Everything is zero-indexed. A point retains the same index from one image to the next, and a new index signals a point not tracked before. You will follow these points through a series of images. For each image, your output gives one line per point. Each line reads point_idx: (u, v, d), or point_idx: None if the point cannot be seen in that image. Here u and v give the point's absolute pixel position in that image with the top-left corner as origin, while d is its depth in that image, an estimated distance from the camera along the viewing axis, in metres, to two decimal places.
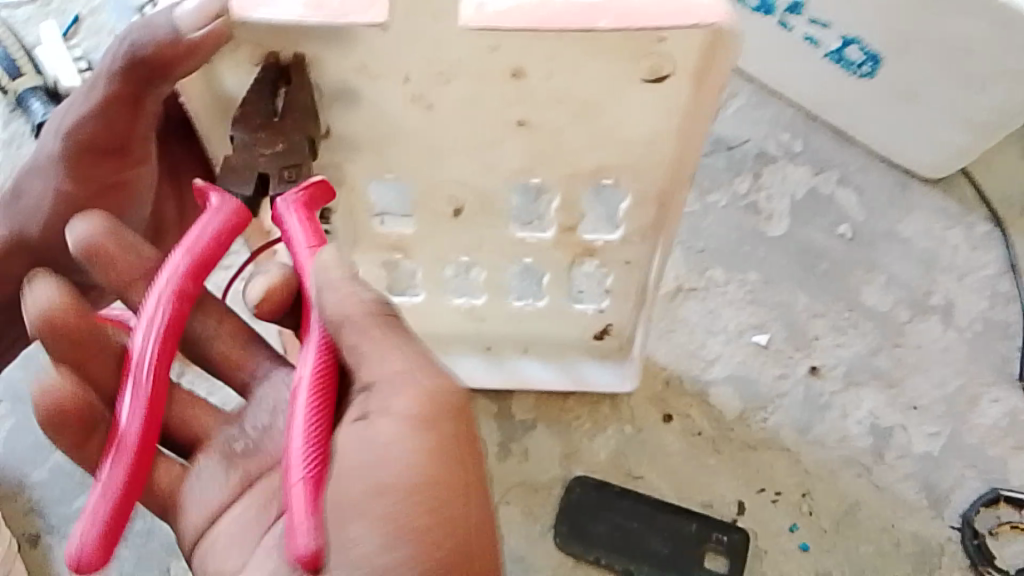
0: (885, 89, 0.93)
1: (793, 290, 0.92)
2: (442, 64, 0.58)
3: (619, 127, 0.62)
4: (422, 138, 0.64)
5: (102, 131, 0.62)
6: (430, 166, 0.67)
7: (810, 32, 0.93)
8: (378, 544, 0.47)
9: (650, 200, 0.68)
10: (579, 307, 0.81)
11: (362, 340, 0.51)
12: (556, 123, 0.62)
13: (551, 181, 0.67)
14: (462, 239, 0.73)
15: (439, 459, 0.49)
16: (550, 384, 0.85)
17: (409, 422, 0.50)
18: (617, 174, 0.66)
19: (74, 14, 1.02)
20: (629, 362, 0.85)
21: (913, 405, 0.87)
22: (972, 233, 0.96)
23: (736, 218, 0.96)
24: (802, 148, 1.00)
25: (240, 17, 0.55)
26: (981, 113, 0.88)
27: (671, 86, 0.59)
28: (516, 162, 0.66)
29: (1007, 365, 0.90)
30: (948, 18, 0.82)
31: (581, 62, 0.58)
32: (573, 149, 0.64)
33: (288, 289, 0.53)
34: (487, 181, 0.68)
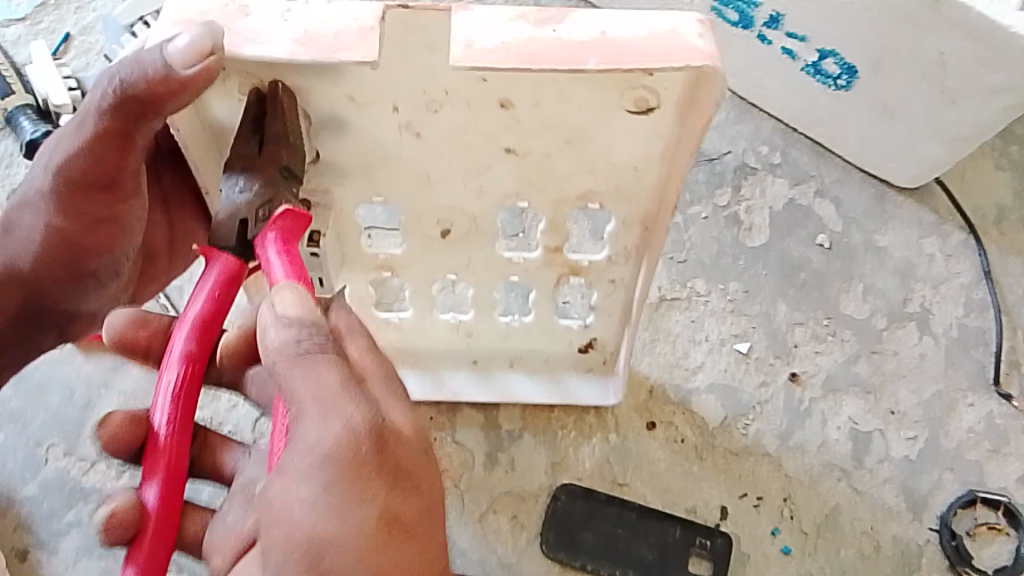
0: (862, 102, 0.95)
1: (773, 299, 0.95)
2: (433, 92, 0.61)
3: (606, 153, 0.64)
4: (412, 163, 0.67)
5: (93, 167, 0.63)
6: (419, 191, 0.69)
7: (788, 46, 0.95)
8: (345, 563, 0.46)
9: (635, 222, 0.69)
10: (565, 323, 0.83)
11: (364, 359, 0.52)
12: (544, 149, 0.64)
13: (538, 206, 0.70)
14: (448, 258, 0.76)
15: (353, 504, 0.47)
16: (535, 396, 0.86)
17: (389, 446, 0.48)
18: (603, 199, 0.68)
19: (63, 33, 1.04)
20: (613, 379, 0.87)
21: (892, 411, 0.90)
22: (948, 242, 0.98)
23: (719, 230, 0.98)
24: (782, 161, 1.02)
25: (233, 53, 0.54)
26: (953, 126, 0.90)
27: (659, 116, 0.60)
28: (508, 183, 0.68)
29: (983, 371, 0.92)
30: (923, 34, 0.85)
31: (568, 91, 0.59)
32: (561, 173, 0.66)
33: (269, 311, 0.56)
34: (474, 204, 0.70)
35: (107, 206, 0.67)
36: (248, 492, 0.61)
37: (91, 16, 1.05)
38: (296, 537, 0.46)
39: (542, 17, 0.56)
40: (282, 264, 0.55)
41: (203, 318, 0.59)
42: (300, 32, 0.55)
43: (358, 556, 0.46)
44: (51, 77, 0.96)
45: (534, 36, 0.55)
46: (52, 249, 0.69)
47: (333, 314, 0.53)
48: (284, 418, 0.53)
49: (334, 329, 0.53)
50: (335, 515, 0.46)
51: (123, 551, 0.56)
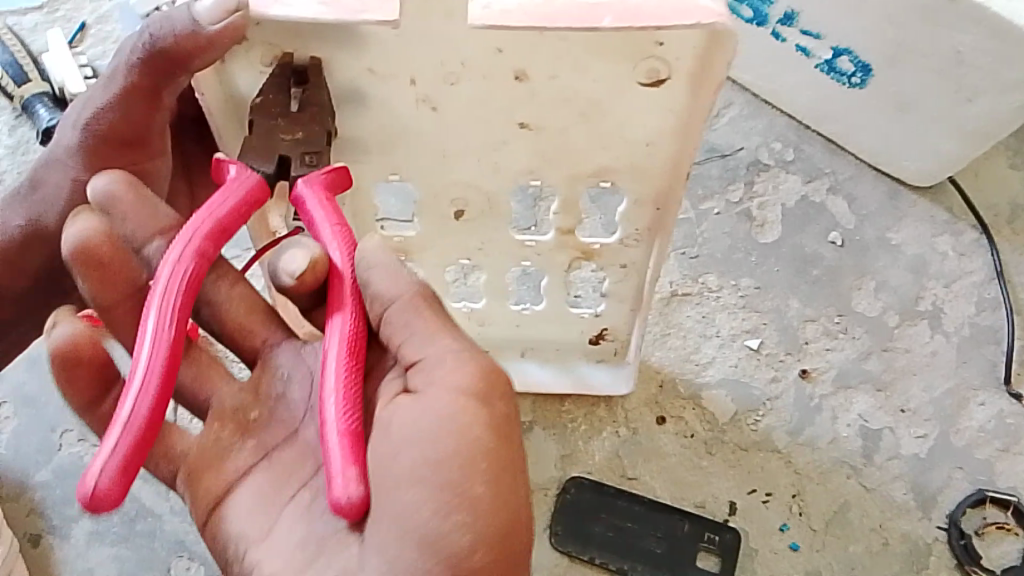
0: (878, 99, 0.94)
1: (785, 295, 0.95)
2: (452, 64, 0.60)
3: (621, 128, 0.64)
4: (429, 139, 0.67)
5: (120, 123, 0.66)
6: (435, 168, 0.69)
7: (802, 43, 0.95)
8: (426, 505, 0.49)
9: (648, 202, 0.70)
10: (577, 311, 0.83)
11: (414, 321, 0.55)
12: (559, 123, 0.64)
13: (553, 184, 0.70)
14: (464, 239, 0.76)
15: (466, 434, 0.51)
16: (547, 384, 0.87)
17: (455, 393, 0.52)
18: (617, 177, 0.68)
19: (80, 21, 1.04)
20: (625, 367, 0.88)
21: (902, 409, 0.90)
22: (961, 240, 0.98)
23: (731, 225, 0.98)
24: (795, 157, 1.02)
25: (257, 13, 0.55)
26: (969, 124, 0.90)
27: (671, 89, 0.61)
28: (523, 162, 0.68)
29: (995, 370, 0.92)
30: (943, 32, 0.85)
31: (584, 63, 0.60)
32: (576, 149, 0.66)
33: (309, 265, 0.55)
34: (489, 180, 0.70)
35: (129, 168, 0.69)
36: (272, 445, 0.58)
37: (109, 5, 1.06)
38: (428, 473, 0.50)
39: None
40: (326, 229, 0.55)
41: (205, 236, 0.54)
42: None
43: (479, 487, 0.50)
44: (68, 65, 0.96)
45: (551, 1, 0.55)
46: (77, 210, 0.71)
47: (391, 274, 0.55)
48: (341, 365, 0.53)
49: (393, 286, 0.55)
50: (456, 440, 0.50)
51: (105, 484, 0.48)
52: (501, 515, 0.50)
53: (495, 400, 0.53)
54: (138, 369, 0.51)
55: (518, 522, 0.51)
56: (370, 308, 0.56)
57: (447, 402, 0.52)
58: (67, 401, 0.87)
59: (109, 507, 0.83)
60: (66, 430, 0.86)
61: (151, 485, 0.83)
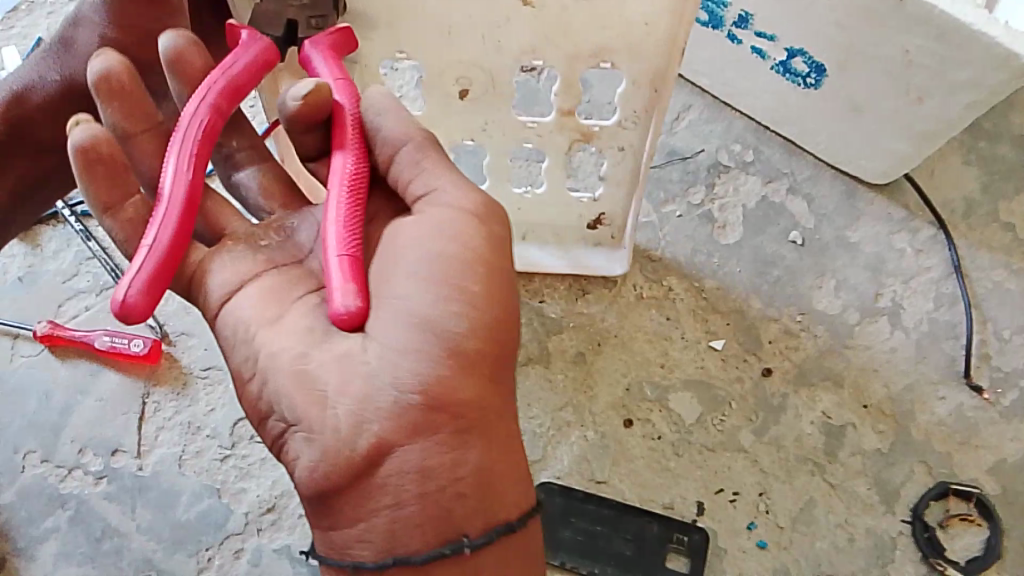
0: (831, 100, 0.96)
1: (747, 295, 0.96)
2: None
3: (620, 7, 0.66)
4: (434, 13, 0.69)
5: None
6: (440, 46, 0.72)
7: (757, 44, 0.95)
8: (431, 294, 0.55)
9: (644, 82, 0.73)
10: (577, 196, 0.89)
11: (423, 159, 0.59)
12: (560, 2, 0.66)
13: (554, 62, 0.72)
14: (467, 118, 0.79)
15: (464, 238, 0.56)
16: (555, 265, 0.94)
17: (459, 212, 0.57)
18: (616, 57, 0.71)
19: (34, 38, 0.99)
20: (620, 251, 0.95)
21: (865, 404, 0.91)
22: (918, 238, 1.00)
23: (693, 227, 0.99)
24: (754, 158, 1.03)
25: None
26: (920, 124, 0.92)
27: None
28: (526, 39, 0.70)
29: (954, 365, 0.93)
30: (890, 34, 0.86)
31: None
32: (576, 28, 0.69)
33: (314, 90, 0.58)
34: (493, 58, 0.72)
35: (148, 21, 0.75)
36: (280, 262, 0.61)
37: (63, 20, 1.00)
38: (428, 263, 0.56)
39: None
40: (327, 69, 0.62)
41: (219, 91, 0.60)
42: None
43: (471, 281, 0.55)
44: None
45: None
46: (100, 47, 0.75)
47: (393, 114, 0.60)
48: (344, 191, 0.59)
49: (398, 126, 0.60)
50: (456, 243, 0.56)
51: (132, 296, 0.55)
52: (496, 323, 0.55)
53: (494, 224, 0.58)
54: (161, 200, 0.58)
55: (506, 336, 0.56)
56: (379, 151, 0.61)
57: (449, 221, 0.57)
58: (32, 420, 0.85)
59: (76, 526, 0.81)
60: (29, 451, 0.84)
61: (117, 504, 0.82)
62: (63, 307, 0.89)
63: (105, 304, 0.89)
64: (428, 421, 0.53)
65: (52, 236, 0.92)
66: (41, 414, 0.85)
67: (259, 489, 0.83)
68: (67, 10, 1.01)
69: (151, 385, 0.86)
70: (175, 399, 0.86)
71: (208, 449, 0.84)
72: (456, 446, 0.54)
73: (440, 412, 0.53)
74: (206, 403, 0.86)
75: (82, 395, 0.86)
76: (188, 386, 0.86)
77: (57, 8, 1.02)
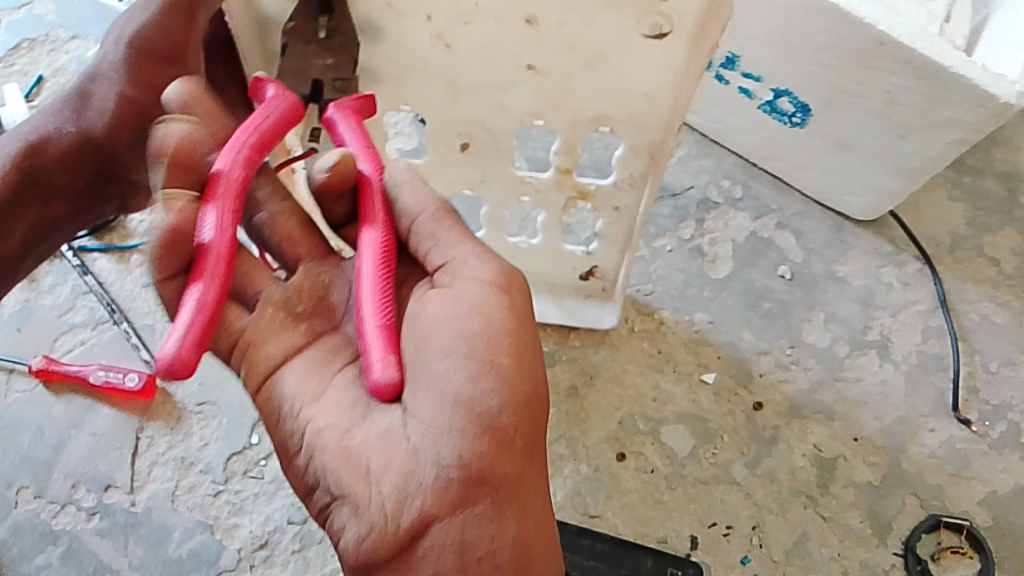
0: (817, 137, 0.97)
1: (738, 329, 0.97)
2: (466, 6, 0.63)
3: (622, 78, 0.67)
4: (441, 71, 0.70)
5: (162, 35, 0.68)
6: (444, 103, 0.73)
7: (744, 84, 0.97)
8: (461, 371, 0.54)
9: (643, 149, 0.74)
10: (571, 249, 0.89)
11: (438, 230, 0.60)
12: (564, 70, 0.68)
13: (555, 127, 0.74)
14: (466, 172, 0.81)
15: (489, 311, 0.56)
16: (550, 314, 0.94)
17: (484, 285, 0.57)
18: (615, 124, 0.72)
19: (36, 75, 1.00)
20: (610, 303, 0.94)
21: (856, 437, 0.92)
22: (905, 272, 1.01)
23: (684, 262, 1.00)
24: (743, 194, 1.05)
25: None
26: (905, 160, 0.93)
27: (671, 45, 0.64)
28: (530, 103, 0.72)
29: (943, 397, 0.94)
30: (874, 73, 0.86)
31: (589, 15, 0.62)
32: (579, 95, 0.70)
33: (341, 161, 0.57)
34: (495, 119, 0.74)
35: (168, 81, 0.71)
36: (319, 332, 0.60)
37: (64, 57, 1.02)
38: (460, 339, 0.55)
39: None
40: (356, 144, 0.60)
41: (247, 146, 0.56)
42: None
43: (501, 357, 0.54)
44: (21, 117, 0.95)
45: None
46: (121, 116, 0.73)
47: (412, 186, 0.62)
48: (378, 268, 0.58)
49: (416, 199, 0.61)
50: (483, 315, 0.56)
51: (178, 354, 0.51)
52: (522, 391, 0.54)
53: (518, 293, 0.58)
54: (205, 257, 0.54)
55: (530, 414, 0.54)
56: (398, 222, 0.61)
57: (482, 291, 0.57)
58: (26, 454, 0.85)
59: (68, 562, 0.81)
60: (21, 487, 0.83)
61: (110, 540, 0.82)
62: (57, 342, 0.89)
63: (100, 338, 0.89)
64: (470, 494, 0.51)
65: (49, 270, 0.92)
66: (34, 449, 0.85)
67: (252, 525, 0.83)
68: (69, 49, 1.02)
69: (143, 419, 0.86)
70: (169, 434, 0.85)
71: (201, 485, 0.84)
72: (500, 518, 0.52)
73: (484, 486, 0.52)
74: (200, 439, 0.85)
75: (75, 431, 0.85)
76: (183, 421, 0.86)
77: (58, 46, 1.03)
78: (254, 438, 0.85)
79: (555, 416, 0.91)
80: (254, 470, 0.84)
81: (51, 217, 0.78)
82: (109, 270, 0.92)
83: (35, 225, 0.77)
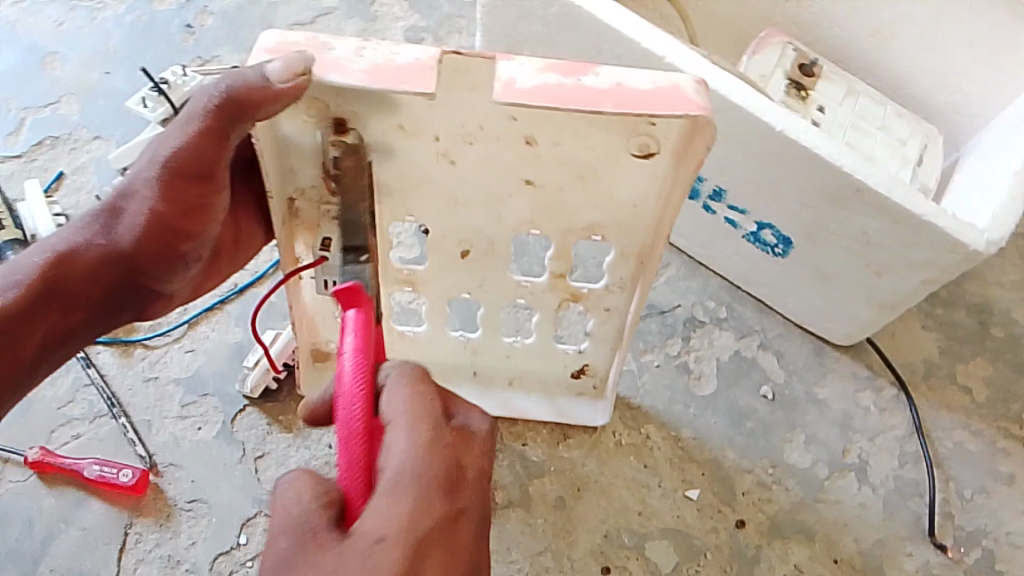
0: (799, 267, 1.02)
1: (721, 446, 0.99)
2: (470, 127, 0.67)
3: (613, 191, 0.72)
4: (442, 187, 0.74)
5: (193, 159, 0.66)
6: (447, 216, 0.77)
7: (730, 215, 1.02)
8: None
9: (631, 255, 0.78)
10: (563, 347, 0.92)
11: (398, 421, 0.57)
12: (558, 182, 0.72)
13: (549, 234, 0.78)
14: (464, 277, 0.84)
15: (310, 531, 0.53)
16: (536, 412, 0.97)
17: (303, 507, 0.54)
18: (605, 232, 0.76)
19: (57, 171, 1.06)
20: (602, 403, 0.97)
21: (836, 558, 0.94)
22: (882, 397, 1.05)
23: (671, 379, 1.03)
24: (727, 315, 1.09)
25: (320, 78, 0.60)
26: (882, 294, 0.98)
27: (658, 162, 0.68)
28: (524, 213, 0.76)
29: (920, 523, 0.97)
30: (851, 218, 0.91)
31: (583, 134, 0.66)
32: (571, 207, 0.74)
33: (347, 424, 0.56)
34: (492, 228, 0.78)
35: (198, 198, 0.70)
36: None
37: (85, 156, 1.08)
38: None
39: (569, 69, 0.62)
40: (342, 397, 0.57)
41: None
42: (368, 64, 0.61)
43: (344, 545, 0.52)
44: (43, 212, 1.00)
45: (562, 82, 0.61)
46: (150, 232, 0.71)
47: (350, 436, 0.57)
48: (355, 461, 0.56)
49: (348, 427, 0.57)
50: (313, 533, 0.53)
51: None
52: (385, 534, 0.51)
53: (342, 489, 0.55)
54: None
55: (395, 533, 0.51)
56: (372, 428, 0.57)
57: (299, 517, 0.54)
58: (15, 547, 0.85)
59: None
60: None
61: None
62: (54, 434, 0.91)
63: (97, 432, 0.91)
64: None
65: None
66: (23, 541, 0.86)
67: None
68: (92, 149, 1.08)
69: (132, 516, 0.87)
70: (158, 530, 0.86)
71: None
72: None
73: None
74: (188, 538, 0.86)
75: (64, 524, 0.86)
76: (171, 518, 0.87)
77: (81, 145, 1.08)
78: (241, 538, 0.87)
79: (543, 527, 0.93)
80: (239, 572, 0.85)
81: (69, 323, 0.75)
82: (112, 363, 0.95)
83: (52, 331, 0.74)
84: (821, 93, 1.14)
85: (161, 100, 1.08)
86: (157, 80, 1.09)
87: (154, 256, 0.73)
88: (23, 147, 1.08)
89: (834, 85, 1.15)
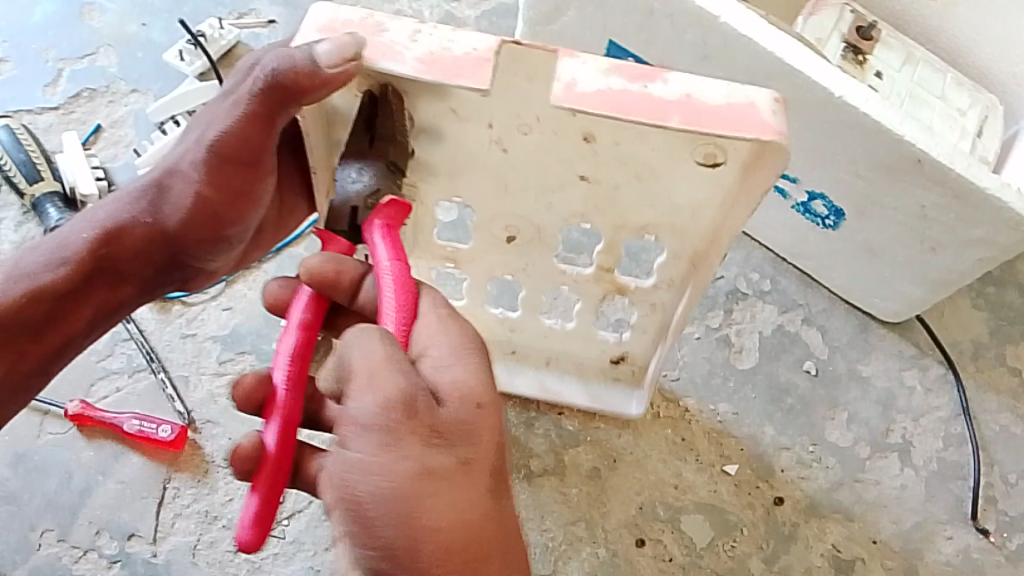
0: (849, 240, 0.99)
1: (760, 423, 0.97)
2: (526, 117, 0.65)
3: (669, 191, 0.69)
4: (489, 166, 0.72)
5: (238, 143, 0.66)
6: (495, 196, 0.75)
7: (780, 184, 0.99)
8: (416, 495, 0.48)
9: (684, 254, 0.75)
10: (602, 335, 0.90)
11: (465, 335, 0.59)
12: (614, 179, 0.69)
13: (599, 227, 0.76)
14: (509, 257, 0.82)
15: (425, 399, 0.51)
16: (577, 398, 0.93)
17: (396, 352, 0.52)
18: (659, 232, 0.74)
19: (95, 124, 1.06)
20: (638, 393, 0.93)
21: (874, 539, 0.93)
22: (927, 377, 1.02)
23: (710, 352, 1.01)
24: (771, 288, 1.06)
25: (371, 65, 0.58)
26: (934, 271, 0.95)
27: (722, 172, 0.64)
28: (574, 205, 0.74)
29: (962, 505, 0.95)
30: (907, 189, 0.88)
31: (644, 134, 0.63)
32: (626, 204, 0.72)
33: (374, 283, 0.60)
34: (541, 215, 0.76)
35: (243, 181, 0.70)
36: None
37: (123, 109, 1.07)
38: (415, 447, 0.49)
39: (637, 72, 0.59)
40: (394, 309, 0.56)
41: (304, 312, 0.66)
42: (425, 50, 0.58)
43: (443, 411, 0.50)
44: (82, 166, 1.00)
45: (627, 88, 0.58)
46: (193, 214, 0.72)
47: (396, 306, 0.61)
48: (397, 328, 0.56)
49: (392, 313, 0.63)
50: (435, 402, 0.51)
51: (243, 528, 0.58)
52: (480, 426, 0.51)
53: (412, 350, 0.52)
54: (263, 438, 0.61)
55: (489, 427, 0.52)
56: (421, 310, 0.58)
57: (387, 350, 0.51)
58: (56, 498, 0.86)
59: None
60: (46, 529, 0.85)
61: None
62: (93, 387, 0.91)
63: (136, 387, 0.91)
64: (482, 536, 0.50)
65: None
66: (61, 493, 0.87)
67: None
68: (129, 101, 1.07)
69: (172, 471, 0.87)
70: (194, 488, 0.87)
71: (223, 540, 0.85)
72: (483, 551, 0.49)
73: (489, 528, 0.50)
74: (224, 494, 0.87)
75: (103, 476, 0.87)
76: (208, 475, 0.88)
77: (118, 98, 1.08)
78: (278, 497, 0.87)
79: (576, 494, 0.92)
80: (275, 530, 0.86)
81: (116, 298, 0.77)
82: (150, 318, 0.95)
83: (101, 305, 0.77)
84: (879, 60, 1.10)
85: (198, 53, 1.09)
86: (194, 33, 1.10)
87: (199, 239, 0.74)
88: (62, 98, 1.07)
89: (892, 51, 1.11)
